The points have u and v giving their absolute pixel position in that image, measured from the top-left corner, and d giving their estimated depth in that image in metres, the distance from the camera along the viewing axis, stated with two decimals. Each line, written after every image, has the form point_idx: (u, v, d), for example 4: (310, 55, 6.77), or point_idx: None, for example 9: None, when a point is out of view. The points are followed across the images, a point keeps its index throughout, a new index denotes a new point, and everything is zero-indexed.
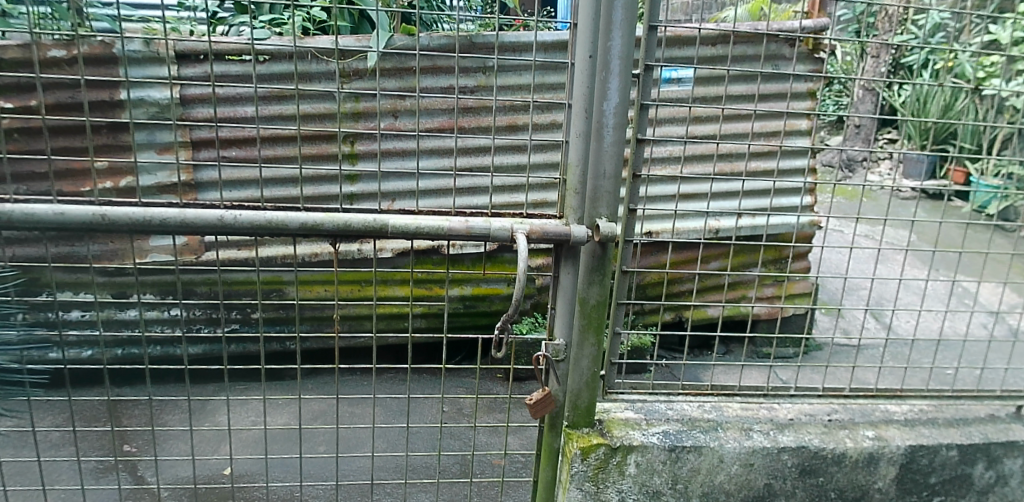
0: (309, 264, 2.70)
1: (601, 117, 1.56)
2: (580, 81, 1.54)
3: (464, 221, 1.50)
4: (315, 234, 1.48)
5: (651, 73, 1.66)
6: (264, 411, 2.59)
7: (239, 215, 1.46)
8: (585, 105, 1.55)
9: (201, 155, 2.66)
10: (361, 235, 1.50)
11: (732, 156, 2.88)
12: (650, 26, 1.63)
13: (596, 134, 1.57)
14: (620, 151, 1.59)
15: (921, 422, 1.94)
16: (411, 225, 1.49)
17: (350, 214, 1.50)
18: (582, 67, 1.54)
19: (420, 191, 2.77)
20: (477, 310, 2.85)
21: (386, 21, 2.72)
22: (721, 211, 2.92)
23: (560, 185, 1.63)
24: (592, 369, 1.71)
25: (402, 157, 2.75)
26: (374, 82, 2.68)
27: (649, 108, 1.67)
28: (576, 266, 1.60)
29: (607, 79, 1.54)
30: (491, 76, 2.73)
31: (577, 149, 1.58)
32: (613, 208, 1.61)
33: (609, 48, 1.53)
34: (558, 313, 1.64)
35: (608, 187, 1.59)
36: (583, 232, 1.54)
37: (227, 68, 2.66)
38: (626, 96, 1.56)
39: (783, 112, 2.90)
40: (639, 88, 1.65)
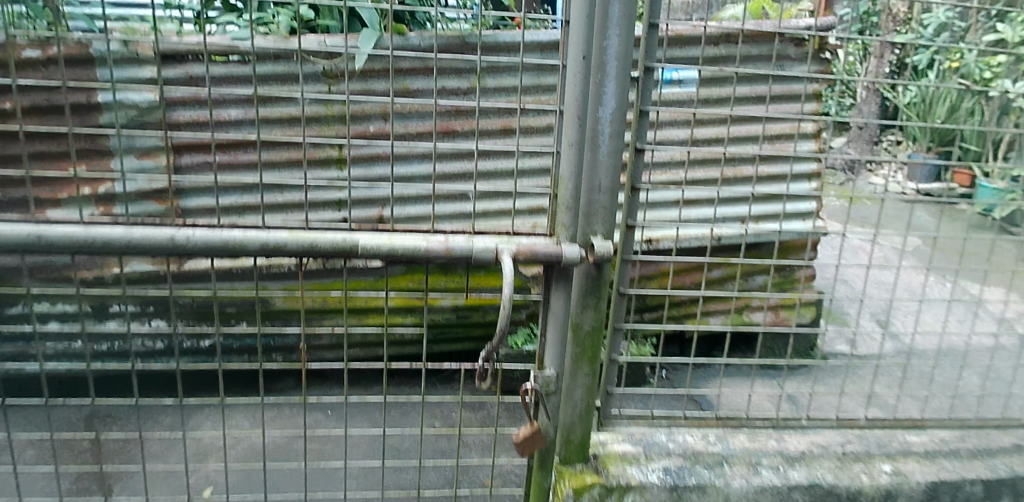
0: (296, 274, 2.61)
1: (596, 124, 1.46)
2: (573, 86, 1.44)
3: (445, 241, 1.42)
4: (281, 255, 1.41)
5: (651, 76, 1.55)
6: (249, 432, 2.51)
7: (194, 233, 1.38)
8: (579, 112, 1.45)
9: (182, 161, 2.56)
10: (329, 256, 1.42)
11: (735, 161, 2.78)
12: (650, 25, 1.52)
13: (591, 143, 1.47)
14: (617, 162, 1.49)
15: (942, 454, 1.86)
16: (384, 245, 1.41)
17: (317, 233, 1.41)
18: (575, 69, 1.43)
19: (412, 197, 2.67)
20: (470, 321, 2.76)
21: (374, 19, 2.61)
22: (725, 216, 2.81)
23: (551, 199, 1.52)
24: (586, 401, 1.60)
25: (393, 163, 2.64)
26: (362, 84, 2.57)
27: (650, 114, 1.57)
28: (569, 289, 1.51)
29: (603, 82, 1.43)
30: (484, 77, 2.61)
31: (570, 160, 1.48)
32: (608, 223, 1.50)
33: (605, 48, 1.42)
34: (549, 339, 1.56)
35: (604, 201, 1.49)
36: (575, 253, 1.44)
37: (208, 69, 2.55)
38: (624, 101, 1.45)
39: (788, 114, 2.80)
40: (639, 92, 1.55)
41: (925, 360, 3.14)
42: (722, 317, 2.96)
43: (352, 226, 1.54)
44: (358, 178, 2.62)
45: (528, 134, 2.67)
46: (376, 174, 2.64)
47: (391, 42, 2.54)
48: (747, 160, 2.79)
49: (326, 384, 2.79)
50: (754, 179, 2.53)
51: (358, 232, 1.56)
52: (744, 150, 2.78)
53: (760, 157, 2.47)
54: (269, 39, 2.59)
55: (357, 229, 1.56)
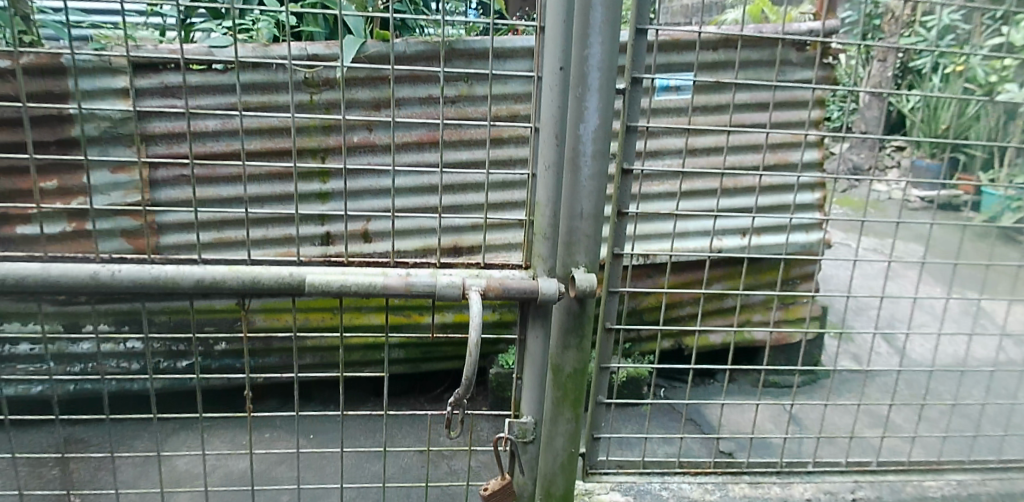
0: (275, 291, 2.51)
1: (577, 141, 1.36)
2: (551, 101, 1.33)
3: (404, 277, 1.34)
4: (222, 292, 1.34)
5: (639, 87, 1.45)
6: (228, 458, 2.40)
7: (121, 269, 1.31)
8: (557, 130, 1.34)
9: (157, 175, 2.39)
10: (273, 292, 1.35)
11: (736, 171, 2.68)
12: (636, 31, 1.42)
13: (571, 165, 1.36)
14: (601, 188, 1.38)
15: (962, 499, 1.81)
16: (331, 281, 1.34)
17: (259, 267, 1.35)
18: (553, 82, 1.33)
19: (397, 210, 2.56)
20: (458, 339, 2.65)
21: (359, 25, 2.48)
22: (725, 228, 2.70)
23: (527, 228, 1.42)
24: (569, 449, 1.50)
25: (378, 175, 2.53)
26: (344, 93, 2.45)
27: (636, 130, 1.47)
28: (546, 329, 1.39)
29: (584, 95, 1.33)
30: (473, 85, 2.51)
31: (548, 183, 1.37)
32: (592, 254, 1.41)
33: (587, 57, 1.32)
34: (526, 383, 1.45)
35: (586, 229, 1.39)
36: (553, 288, 1.34)
37: (184, 78, 2.38)
38: (606, 117, 1.35)
39: (792, 121, 2.70)
40: (625, 106, 1.45)
41: (932, 376, 3.06)
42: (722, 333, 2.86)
43: (302, 259, 1.48)
44: (343, 192, 2.51)
45: (519, 144, 2.57)
46: (361, 187, 2.52)
47: (376, 49, 2.43)
48: (748, 169, 2.69)
49: (310, 404, 2.68)
50: (758, 193, 2.43)
51: (307, 266, 1.49)
52: (745, 160, 2.67)
53: (764, 172, 2.38)
54: (248, 47, 2.46)
55: (314, 262, 1.47)
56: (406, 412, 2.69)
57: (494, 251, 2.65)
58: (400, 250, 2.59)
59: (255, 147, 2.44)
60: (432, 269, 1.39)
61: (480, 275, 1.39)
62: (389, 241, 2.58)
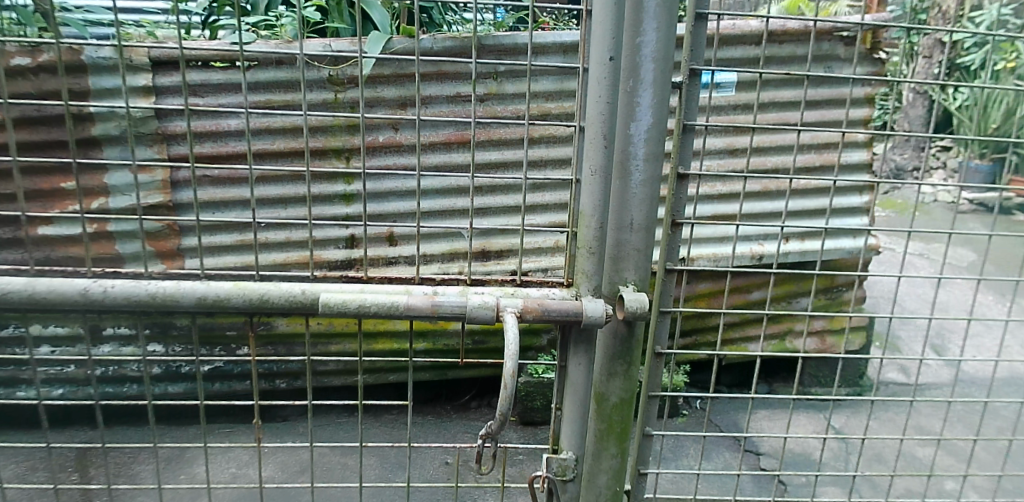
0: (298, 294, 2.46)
1: (627, 142, 1.25)
2: (601, 98, 1.22)
3: (430, 296, 1.26)
4: (225, 310, 1.28)
5: (697, 80, 1.33)
6: (252, 467, 2.34)
7: (112, 285, 1.26)
8: (606, 131, 1.24)
9: (179, 175, 2.31)
10: (284, 311, 1.29)
11: (778, 172, 2.56)
12: (696, 19, 1.30)
13: (621, 170, 1.26)
14: (653, 193, 1.28)
15: None
16: (349, 301, 1.25)
17: (266, 284, 1.29)
18: (602, 75, 1.22)
19: (424, 212, 2.47)
20: (486, 347, 2.56)
21: (386, 21, 2.39)
22: (765, 233, 2.59)
23: (569, 240, 1.32)
24: (612, 487, 1.40)
25: (404, 175, 2.44)
26: (370, 91, 2.35)
27: (694, 130, 1.35)
28: (588, 354, 1.31)
29: (637, 89, 1.23)
30: (503, 82, 2.40)
31: (595, 191, 1.27)
32: (641, 271, 1.31)
33: (639, 47, 1.21)
34: (565, 416, 1.36)
35: (636, 241, 1.29)
36: (599, 310, 1.25)
37: (206, 76, 2.28)
38: (660, 115, 1.24)
39: (838, 120, 2.57)
40: (682, 103, 1.32)
41: (985, 391, 2.93)
42: (761, 342, 2.73)
43: (316, 273, 1.40)
44: (368, 193, 2.42)
45: (550, 144, 2.47)
46: (387, 188, 2.43)
47: (402, 45, 2.33)
48: (792, 171, 2.56)
49: (333, 411, 2.60)
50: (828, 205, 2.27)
51: (323, 280, 1.40)
52: (789, 161, 2.54)
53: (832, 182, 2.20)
54: (271, 42, 2.37)
55: (331, 277, 1.38)
56: (431, 418, 2.63)
57: (523, 255, 2.55)
58: (427, 255, 2.50)
59: (278, 147, 2.36)
60: (462, 287, 1.31)
61: (517, 294, 1.30)
62: (416, 245, 2.49)
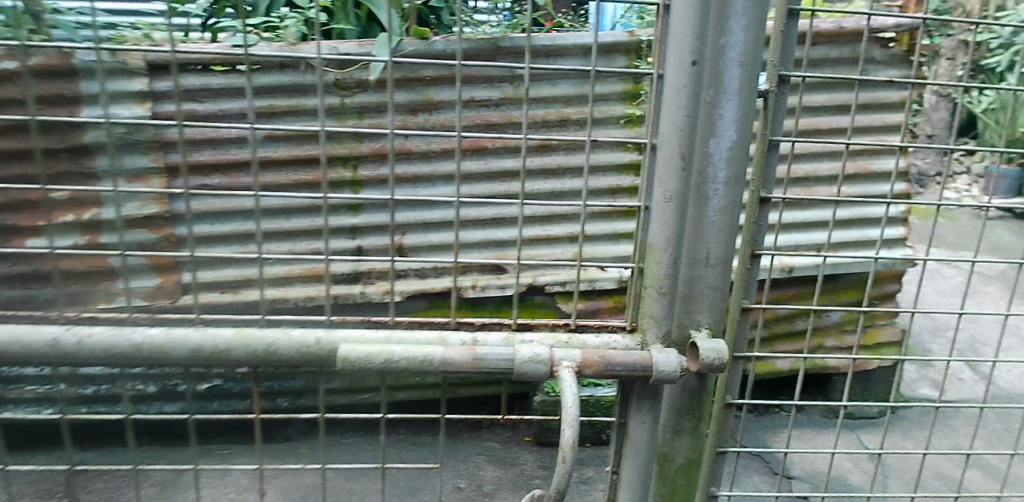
0: (304, 310, 2.34)
1: (706, 160, 1.19)
2: (680, 111, 1.15)
3: (472, 349, 1.14)
4: (224, 362, 1.18)
5: (784, 88, 1.26)
6: (252, 492, 2.19)
7: (89, 335, 1.15)
8: (686, 150, 1.16)
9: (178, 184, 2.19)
10: (296, 364, 1.18)
11: (810, 180, 2.48)
12: (789, 16, 1.22)
13: (698, 194, 1.20)
14: (733, 218, 1.22)
15: None
16: (372, 355, 1.13)
17: (275, 333, 1.18)
18: (682, 83, 1.14)
19: (438, 223, 2.34)
20: None
21: (395, 23, 2.18)
22: (795, 244, 2.49)
23: (634, 275, 1.25)
24: None
25: (415, 184, 2.31)
26: (380, 96, 2.22)
27: (778, 147, 1.29)
28: (651, 411, 1.23)
29: (720, 99, 1.16)
30: (520, 86, 2.27)
31: (668, 219, 1.20)
32: (716, 309, 1.25)
33: (722, 50, 1.14)
34: (625, 475, 1.28)
35: (711, 278, 1.24)
36: (671, 363, 1.17)
37: (206, 80, 2.16)
38: (744, 130, 1.18)
39: (873, 126, 2.47)
40: (771, 113, 1.27)
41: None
42: (789, 358, 2.62)
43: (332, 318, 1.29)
44: (376, 202, 2.30)
45: (570, 150, 2.35)
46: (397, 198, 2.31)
47: (414, 48, 2.20)
48: (823, 179, 2.49)
49: (339, 431, 2.45)
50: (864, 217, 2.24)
51: (340, 326, 1.29)
52: (821, 168, 2.46)
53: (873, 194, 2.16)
54: (275, 45, 2.24)
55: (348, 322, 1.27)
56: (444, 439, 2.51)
57: (540, 268, 2.42)
58: (439, 268, 2.37)
59: (282, 155, 2.23)
60: (508, 333, 1.22)
61: (571, 343, 1.21)
62: (427, 258, 2.36)
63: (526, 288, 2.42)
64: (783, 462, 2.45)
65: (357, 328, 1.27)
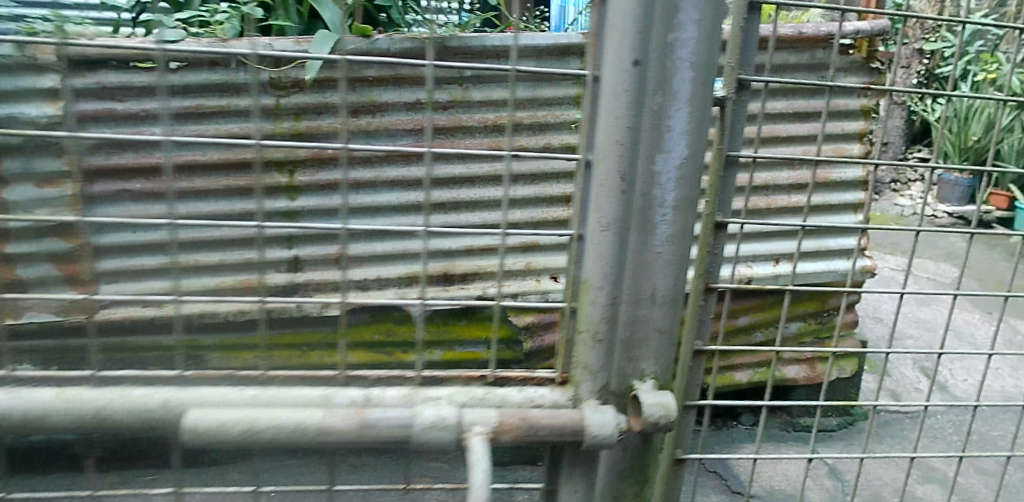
0: (236, 324, 2.18)
1: (651, 176, 1.11)
2: (619, 119, 1.07)
3: (359, 412, 1.05)
4: (44, 428, 1.05)
5: (743, 94, 1.21)
6: None
7: None
8: (625, 166, 1.09)
9: (95, 189, 2.04)
10: (131, 430, 1.08)
11: (769, 189, 2.41)
12: (749, 13, 1.18)
13: (640, 221, 1.13)
14: (677, 249, 1.16)
15: None
16: (222, 426, 1.02)
17: (110, 394, 1.07)
18: (622, 86, 1.06)
19: (381, 232, 2.21)
20: None
21: (337, 20, 2.10)
22: (754, 255, 2.41)
23: (567, 310, 1.19)
24: None
25: (356, 191, 2.17)
26: (319, 97, 2.07)
27: (737, 163, 1.25)
28: (590, 477, 1.18)
29: (670, 108, 1.09)
30: (469, 89, 2.15)
31: (604, 250, 1.13)
32: (661, 348, 1.20)
33: (675, 48, 1.07)
34: None
35: (657, 316, 1.18)
36: (606, 428, 1.09)
37: (128, 78, 1.98)
38: (694, 149, 1.12)
39: (832, 134, 2.43)
40: (730, 123, 1.22)
41: (980, 419, 2.76)
42: (747, 371, 2.56)
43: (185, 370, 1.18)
44: (315, 210, 2.16)
45: (521, 156, 2.24)
46: (338, 204, 2.17)
47: (355, 45, 2.05)
48: (782, 188, 2.42)
49: None
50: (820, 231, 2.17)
51: (198, 381, 1.18)
52: (779, 177, 2.40)
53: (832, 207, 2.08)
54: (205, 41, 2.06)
55: (205, 377, 1.16)
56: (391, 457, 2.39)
57: (490, 280, 2.31)
58: (382, 279, 2.24)
59: (212, 159, 2.07)
60: (408, 390, 1.15)
61: (488, 399, 1.14)
62: (369, 268, 2.23)
63: (474, 301, 2.31)
64: (742, 479, 2.37)
65: (217, 383, 1.16)
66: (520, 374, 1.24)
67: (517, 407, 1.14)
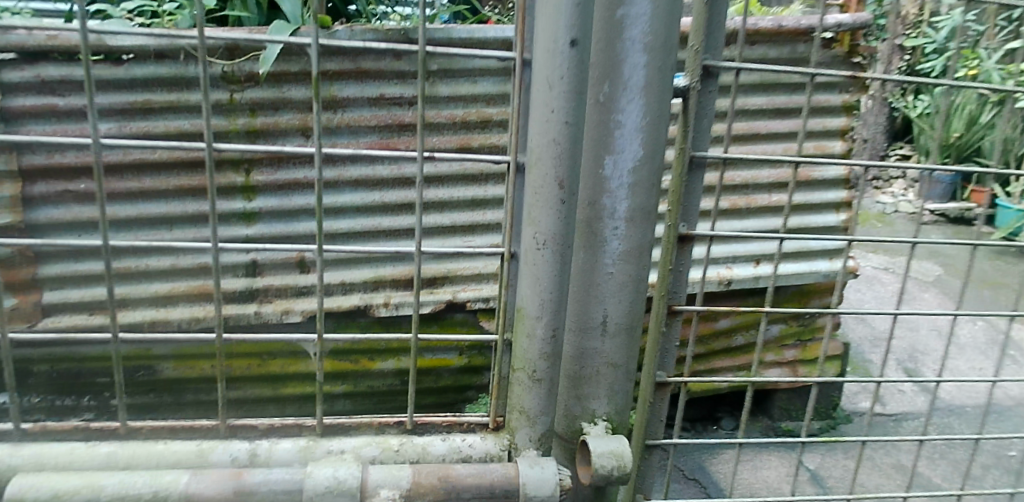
0: (190, 333, 2.07)
1: (597, 183, 1.17)
2: (559, 145, 1.09)
3: (236, 476, 1.09)
4: None
5: (709, 85, 1.18)
6: None
7: None
8: (565, 192, 1.11)
9: (34, 190, 1.91)
10: None
11: (748, 188, 2.33)
12: None
13: (586, 228, 1.20)
14: (626, 260, 1.21)
15: None
16: (72, 494, 1.05)
17: None
18: (559, 81, 1.07)
19: (345, 234, 2.11)
20: (418, 387, 2.29)
21: (297, 12, 1.99)
22: (732, 255, 2.34)
23: (500, 316, 1.22)
24: None
25: (317, 191, 2.07)
26: (274, 92, 1.96)
27: (702, 165, 1.21)
28: None
29: (617, 115, 1.13)
30: (436, 83, 2.05)
31: (546, 263, 1.14)
32: (610, 361, 1.26)
33: (623, 57, 1.11)
34: None
35: (606, 327, 1.24)
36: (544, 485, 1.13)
37: (68, 72, 1.85)
38: (643, 160, 1.16)
39: (813, 130, 2.36)
40: (694, 115, 1.20)
41: (962, 421, 2.72)
42: (726, 375, 2.49)
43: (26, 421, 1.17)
44: (274, 212, 2.05)
45: (492, 155, 2.14)
46: (299, 205, 2.06)
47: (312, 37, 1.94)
48: (761, 186, 2.35)
49: None
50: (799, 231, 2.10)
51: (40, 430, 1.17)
52: (759, 176, 2.33)
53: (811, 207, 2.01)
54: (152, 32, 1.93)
55: (52, 430, 1.15)
56: None
57: (460, 284, 2.21)
58: (346, 284, 2.13)
59: (161, 158, 1.96)
60: (306, 442, 1.18)
61: (401, 454, 1.18)
62: (332, 272, 2.12)
63: (444, 305, 2.21)
64: (722, 486, 2.29)
65: (66, 434, 1.16)
66: (446, 419, 1.28)
67: (440, 460, 1.19)
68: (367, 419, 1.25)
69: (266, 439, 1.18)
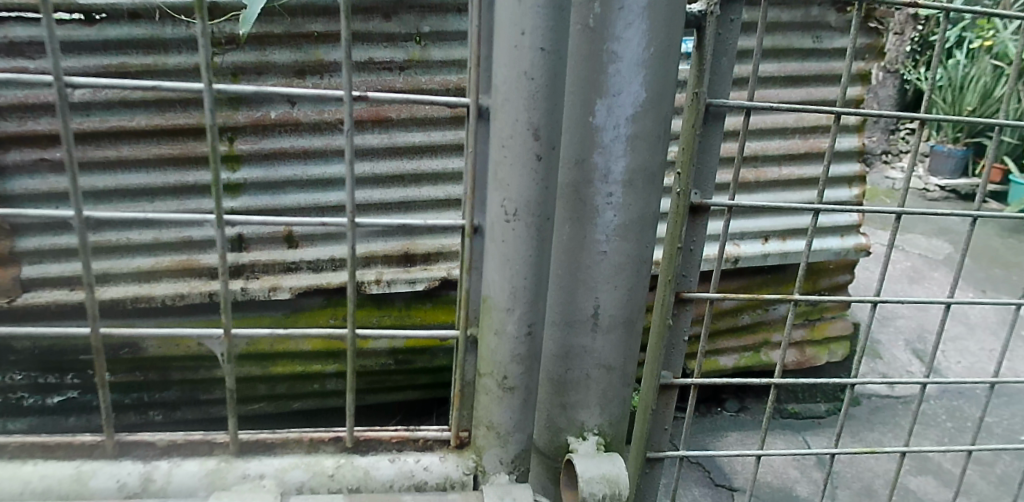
0: (172, 310, 1.98)
1: (587, 147, 1.07)
2: (533, 80, 0.98)
3: None
4: None
5: (731, 9, 1.07)
6: None
7: None
8: (540, 145, 1.01)
9: (8, 158, 1.80)
10: None
11: (758, 160, 2.23)
12: None
13: (575, 199, 1.10)
14: (617, 236, 1.11)
15: None
16: None
17: None
18: (532, 26, 0.97)
19: (335, 207, 2.01)
20: (412, 367, 2.21)
21: None
22: (742, 232, 2.23)
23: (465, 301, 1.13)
24: None
25: (304, 161, 1.96)
26: (256, 55, 1.84)
27: (719, 116, 1.12)
28: None
29: (610, 71, 1.03)
30: (428, 47, 1.94)
31: (520, 238, 1.04)
32: (601, 355, 1.17)
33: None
34: None
35: (595, 313, 1.15)
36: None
37: (37, 32, 1.73)
38: (637, 122, 1.06)
39: (826, 99, 2.24)
40: (712, 49, 1.09)
41: (973, 404, 2.63)
42: (732, 355, 2.40)
43: None
44: (259, 184, 1.95)
45: None
46: (283, 177, 1.96)
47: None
48: (772, 159, 2.24)
49: None
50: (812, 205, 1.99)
51: None
52: (770, 147, 2.22)
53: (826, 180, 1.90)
54: None
55: None
56: None
57: (454, 259, 2.12)
58: (336, 259, 2.04)
59: (144, 125, 1.85)
60: (217, 465, 1.09)
61: (334, 479, 1.10)
62: (321, 248, 2.03)
63: (439, 283, 2.12)
64: (726, 471, 2.22)
65: None
66: (395, 434, 1.18)
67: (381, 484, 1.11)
68: (295, 436, 1.15)
69: (165, 460, 1.09)
